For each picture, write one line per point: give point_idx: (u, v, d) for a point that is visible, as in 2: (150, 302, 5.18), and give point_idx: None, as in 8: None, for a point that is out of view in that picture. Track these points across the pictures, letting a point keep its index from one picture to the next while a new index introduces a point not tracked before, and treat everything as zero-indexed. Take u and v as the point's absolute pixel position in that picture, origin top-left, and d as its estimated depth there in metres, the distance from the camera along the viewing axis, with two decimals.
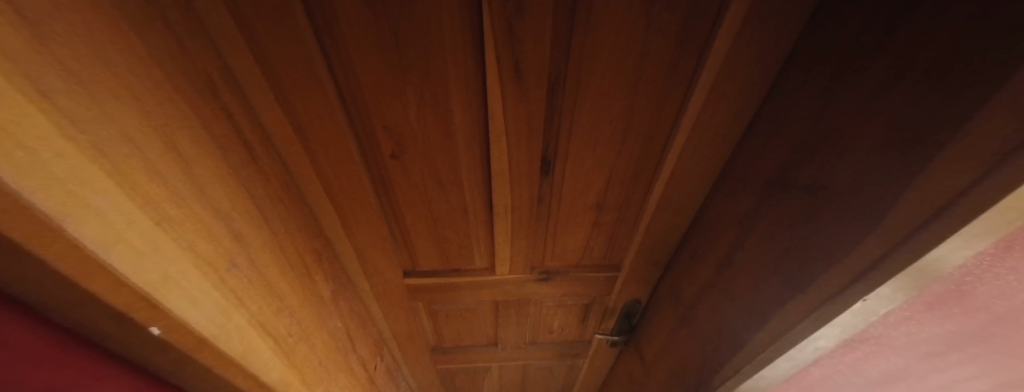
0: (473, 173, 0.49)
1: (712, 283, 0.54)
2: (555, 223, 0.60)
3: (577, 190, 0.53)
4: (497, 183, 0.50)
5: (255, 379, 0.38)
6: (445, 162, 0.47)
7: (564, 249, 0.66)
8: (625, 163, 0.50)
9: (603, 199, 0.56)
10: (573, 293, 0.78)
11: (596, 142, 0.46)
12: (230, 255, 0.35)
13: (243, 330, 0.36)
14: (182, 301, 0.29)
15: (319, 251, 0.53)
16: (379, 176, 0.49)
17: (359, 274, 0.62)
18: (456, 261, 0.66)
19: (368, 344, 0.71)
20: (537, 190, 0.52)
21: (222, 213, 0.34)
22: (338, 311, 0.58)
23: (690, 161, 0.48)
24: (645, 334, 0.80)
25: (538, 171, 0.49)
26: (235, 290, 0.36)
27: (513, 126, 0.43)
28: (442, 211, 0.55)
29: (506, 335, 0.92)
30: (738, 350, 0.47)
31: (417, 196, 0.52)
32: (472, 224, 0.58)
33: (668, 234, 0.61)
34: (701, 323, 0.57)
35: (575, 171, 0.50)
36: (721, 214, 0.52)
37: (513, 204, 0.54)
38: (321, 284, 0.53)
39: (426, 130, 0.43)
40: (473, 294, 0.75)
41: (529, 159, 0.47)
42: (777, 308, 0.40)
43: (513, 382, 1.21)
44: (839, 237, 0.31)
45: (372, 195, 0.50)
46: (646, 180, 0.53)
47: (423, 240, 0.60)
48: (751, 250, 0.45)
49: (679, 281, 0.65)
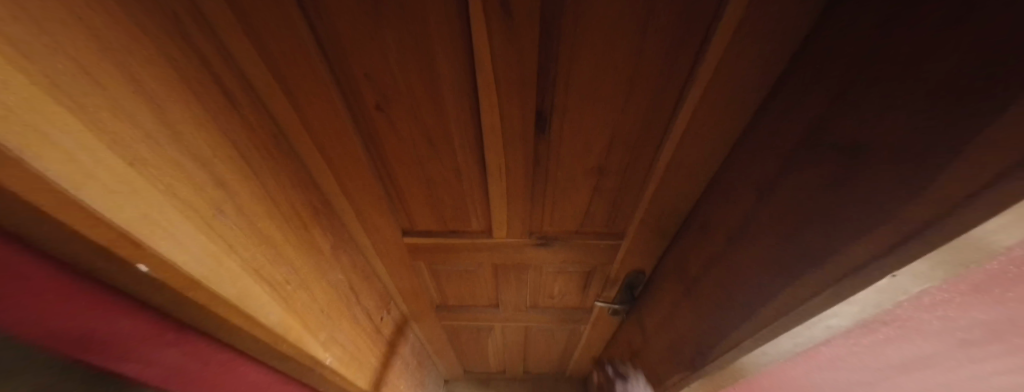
0: (462, 131, 0.47)
1: (720, 257, 0.51)
2: (553, 186, 0.57)
3: (575, 150, 0.49)
4: (489, 142, 0.47)
5: (252, 319, 0.40)
6: (433, 118, 0.45)
7: (564, 215, 0.63)
8: (630, 122, 0.45)
9: (605, 163, 0.52)
10: (574, 260, 0.77)
11: (597, 95, 0.41)
12: (216, 203, 0.36)
13: (235, 274, 0.38)
14: (167, 242, 0.30)
15: (316, 206, 0.54)
16: (366, 132, 0.47)
17: (359, 230, 0.63)
18: (453, 223, 0.66)
19: (373, 298, 0.75)
20: (532, 149, 0.49)
21: (203, 159, 0.34)
22: (340, 265, 0.60)
23: (706, 119, 0.43)
24: (647, 305, 0.78)
25: (532, 130, 0.46)
26: (224, 236, 0.37)
27: (502, 75, 0.39)
28: (435, 171, 0.53)
29: (507, 297, 0.94)
30: (740, 326, 0.44)
31: (407, 154, 0.50)
32: (466, 185, 0.56)
33: (676, 203, 0.57)
34: (705, 297, 0.54)
35: (573, 130, 0.46)
36: (737, 179, 0.47)
37: (506, 164, 0.51)
38: (320, 238, 0.54)
39: (408, 82, 0.40)
40: (472, 256, 0.75)
41: (521, 115, 0.44)
42: (786, 285, 0.36)
43: (516, 342, 1.26)
44: (869, 204, 0.26)
45: (362, 153, 0.49)
46: (654, 141, 0.48)
47: (421, 200, 0.59)
48: (767, 221, 0.40)
49: (685, 252, 0.61)
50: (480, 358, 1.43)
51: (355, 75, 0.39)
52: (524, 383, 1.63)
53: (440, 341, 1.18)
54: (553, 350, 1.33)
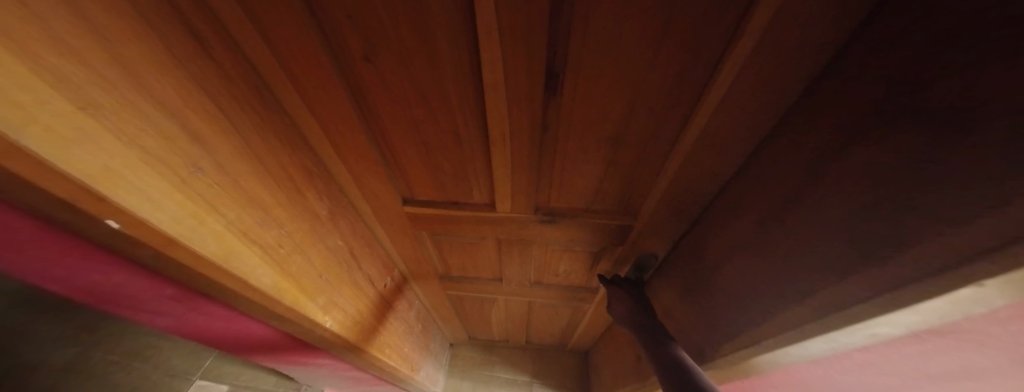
0: (462, 89, 0.41)
1: (745, 245, 0.45)
2: (562, 158, 0.51)
3: (588, 116, 0.44)
4: (490, 103, 0.42)
5: (242, 281, 0.39)
6: (428, 72, 0.39)
7: (572, 190, 0.59)
8: (657, 84, 0.38)
9: (623, 133, 0.46)
10: (581, 239, 0.72)
11: (618, 48, 0.35)
12: (192, 158, 0.33)
13: (221, 235, 0.36)
14: (137, 199, 0.28)
15: (309, 168, 0.51)
16: (354, 88, 0.42)
17: (358, 195, 0.61)
18: (454, 193, 0.62)
19: (374, 264, 0.75)
20: (540, 114, 0.43)
21: (173, 110, 0.31)
22: (338, 231, 0.59)
23: (753, 79, 0.35)
24: (656, 289, 0.74)
25: (541, 91, 0.40)
26: (205, 195, 0.34)
27: (506, 21, 0.32)
28: (432, 135, 0.49)
29: (510, 272, 0.92)
30: (760, 322, 0.40)
31: (401, 115, 0.46)
32: (467, 152, 0.52)
33: (700, 182, 0.51)
34: (721, 287, 0.50)
35: (588, 91, 0.40)
36: (778, 159, 0.40)
37: (510, 130, 0.46)
38: (315, 202, 0.53)
39: (396, 27, 0.34)
40: (475, 229, 0.73)
41: (529, 72, 0.38)
42: (823, 280, 0.31)
43: (519, 314, 1.27)
44: (960, 194, 0.20)
45: (353, 111, 0.45)
46: (683, 110, 0.41)
47: (418, 168, 0.56)
48: (808, 208, 0.34)
49: (704, 237, 0.56)
50: (484, 326, 1.46)
51: (336, 17, 0.34)
52: (526, 351, 1.68)
53: (444, 308, 1.21)
54: (556, 325, 1.33)
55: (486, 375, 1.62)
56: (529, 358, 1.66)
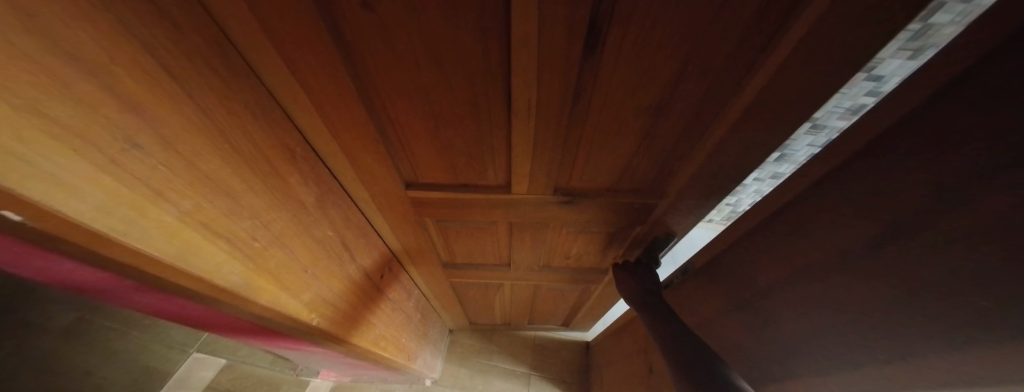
0: (482, 43, 0.32)
1: (820, 264, 0.38)
2: (596, 135, 0.44)
3: (638, 83, 0.36)
4: (516, 65, 0.33)
5: (205, 282, 0.33)
6: (438, 18, 0.30)
7: (599, 170, 0.52)
8: (739, 30, 0.30)
9: (677, 102, 0.38)
10: (599, 221, 0.66)
11: None
12: (124, 131, 0.26)
13: (171, 226, 0.30)
14: (47, 187, 0.21)
15: (291, 148, 0.44)
16: (342, 41, 0.33)
17: (354, 178, 0.54)
18: (465, 174, 0.56)
19: (369, 255, 0.69)
20: (576, 80, 0.35)
21: (99, 72, 0.24)
22: (328, 221, 0.53)
23: (857, 10, 0.28)
24: (686, 289, 0.68)
25: (585, 45, 0.31)
26: (151, 182, 0.28)
27: None
28: (443, 104, 0.41)
29: (520, 257, 0.86)
30: (848, 349, 0.34)
31: (404, 78, 0.37)
32: (484, 125, 0.44)
33: (743, 155, 0.44)
34: (779, 302, 0.43)
35: (646, 45, 0.31)
36: (873, 176, 0.33)
37: (536, 100, 0.38)
38: (300, 188, 0.46)
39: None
40: (484, 213, 0.66)
41: (570, 18, 0.29)
42: (976, 350, 0.23)
43: (523, 300, 1.23)
44: None
45: (342, 73, 0.36)
46: (753, 63, 0.33)
47: (427, 144, 0.48)
48: (942, 238, 0.26)
49: (755, 252, 0.49)
50: (485, 312, 1.43)
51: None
52: (525, 341, 1.66)
53: (446, 296, 1.17)
54: (561, 308, 1.29)
55: (484, 363, 1.60)
56: (530, 349, 1.64)
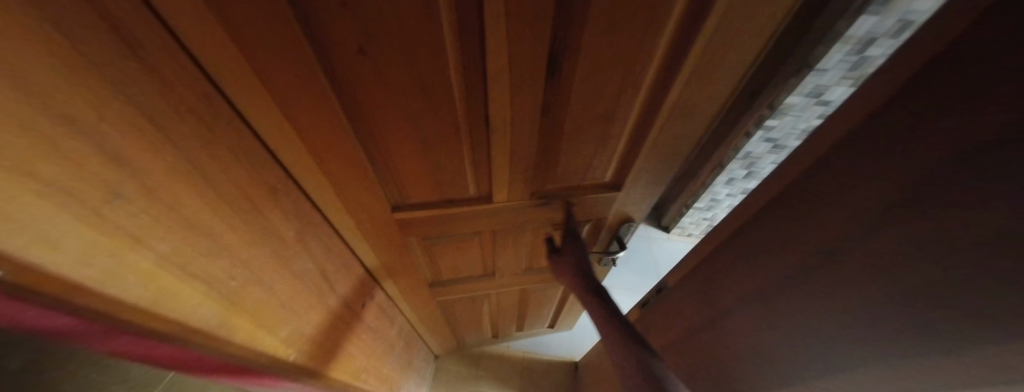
0: (465, 77, 0.44)
1: (770, 278, 0.43)
2: (559, 140, 0.59)
3: (585, 101, 0.51)
4: (495, 94, 0.46)
5: (173, 322, 0.34)
6: (435, 63, 0.41)
7: (568, 169, 0.67)
8: (638, 60, 0.46)
9: (611, 107, 0.54)
10: (570, 218, 0.82)
11: (612, 37, 0.42)
12: (111, 183, 0.27)
13: (146, 272, 0.31)
14: (28, 241, 0.22)
15: (278, 187, 0.46)
16: (349, 87, 0.41)
17: (345, 214, 0.57)
18: (449, 190, 0.66)
19: (351, 286, 0.69)
20: (541, 100, 0.49)
21: (95, 136, 0.26)
22: (310, 255, 0.54)
23: (715, 55, 0.46)
24: (654, 308, 0.73)
25: (543, 72, 0.45)
26: (132, 230, 0.29)
27: (516, 14, 0.36)
28: (432, 126, 0.51)
29: (504, 262, 0.95)
30: (785, 349, 0.40)
31: (400, 111, 0.47)
32: (468, 140, 0.55)
33: (669, 148, 0.63)
34: (734, 313, 0.49)
35: (583, 71, 0.46)
36: (812, 202, 0.38)
37: (512, 120, 0.51)
38: (283, 226, 0.48)
39: (403, 20, 0.35)
40: (470, 225, 0.77)
41: (533, 59, 0.42)
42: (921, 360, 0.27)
43: (510, 309, 1.29)
44: None
45: (350, 110, 0.44)
46: (657, 80, 0.51)
47: (417, 164, 0.57)
48: (861, 265, 0.31)
49: (717, 269, 0.54)
50: (474, 328, 1.44)
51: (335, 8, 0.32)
52: (513, 365, 1.64)
53: (431, 318, 1.17)
54: (546, 310, 1.39)
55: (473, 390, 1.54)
56: (516, 373, 1.62)
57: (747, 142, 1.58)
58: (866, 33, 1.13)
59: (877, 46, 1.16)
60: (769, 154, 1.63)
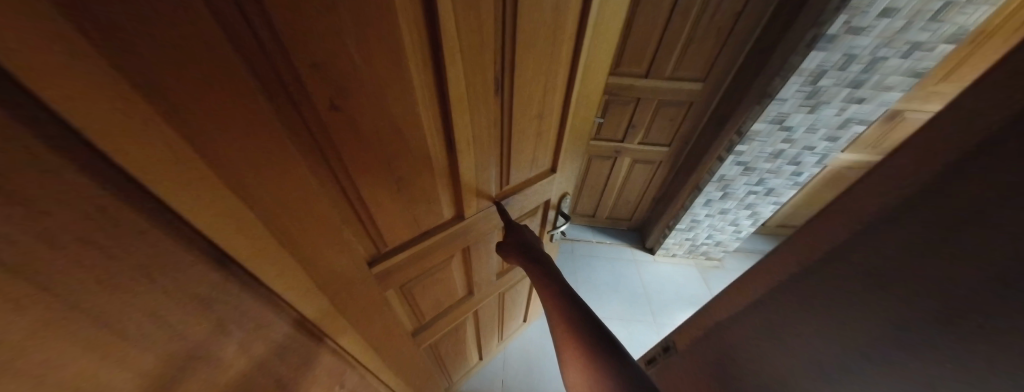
0: (430, 109, 0.52)
1: (762, 297, 0.45)
2: (509, 144, 0.71)
3: (522, 108, 0.66)
4: (456, 120, 0.55)
5: None
6: (404, 102, 0.47)
7: (518, 167, 0.79)
8: (554, 67, 0.64)
9: (541, 108, 0.70)
10: (526, 210, 0.94)
11: (531, 58, 0.58)
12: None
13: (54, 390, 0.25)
14: None
15: (226, 299, 0.38)
16: (314, 146, 0.42)
17: (313, 291, 0.50)
18: (424, 218, 0.70)
19: (320, 378, 0.60)
20: (494, 113, 0.61)
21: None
22: (264, 359, 0.46)
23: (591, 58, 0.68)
24: (660, 370, 0.67)
25: (490, 93, 0.58)
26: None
27: (466, 54, 0.48)
28: (403, 162, 0.55)
29: (479, 274, 1.04)
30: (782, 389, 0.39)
31: (370, 155, 0.49)
32: (440, 162, 0.62)
33: (580, 128, 0.84)
34: (741, 346, 0.47)
35: (518, 86, 0.61)
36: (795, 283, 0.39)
37: (472, 137, 0.61)
38: (229, 337, 0.40)
39: (370, 69, 0.40)
40: (444, 252, 0.82)
41: (481, 84, 0.54)
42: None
43: (491, 318, 1.38)
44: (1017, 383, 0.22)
45: (318, 170, 0.44)
46: (565, 81, 0.69)
47: (390, 202, 0.59)
48: (833, 288, 0.34)
49: (717, 336, 0.53)
50: (463, 357, 1.43)
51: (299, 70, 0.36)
52: None
53: (421, 375, 1.10)
54: (520, 303, 1.53)
55: None
56: None
57: (720, 166, 1.61)
58: (818, 66, 1.22)
59: (828, 77, 1.26)
60: (741, 176, 1.66)
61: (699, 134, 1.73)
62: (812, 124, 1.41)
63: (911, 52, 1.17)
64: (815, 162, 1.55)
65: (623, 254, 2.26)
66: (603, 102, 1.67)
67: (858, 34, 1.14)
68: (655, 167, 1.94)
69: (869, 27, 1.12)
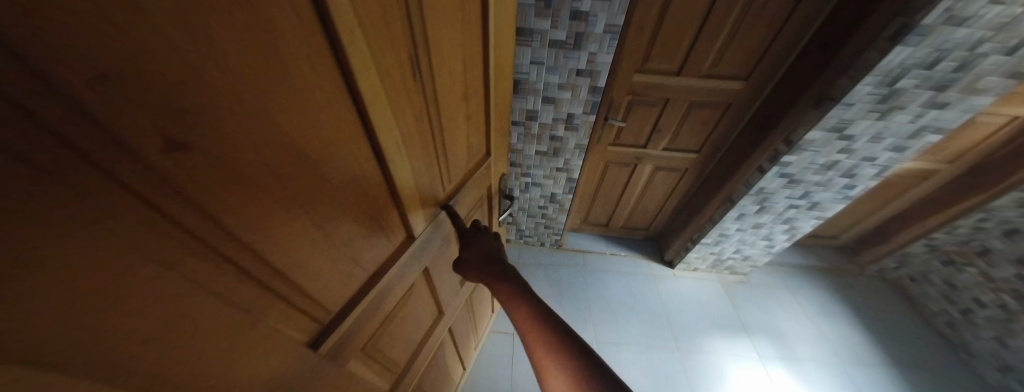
0: (342, 114, 0.35)
1: None
2: (447, 138, 0.60)
3: (448, 87, 0.55)
4: (377, 119, 0.40)
5: None
6: (297, 109, 0.30)
7: (456, 161, 0.68)
8: (467, 31, 0.54)
9: (466, 88, 0.60)
10: (475, 202, 0.83)
11: (442, 26, 0.47)
12: None
13: None
14: None
15: None
16: (155, 234, 0.22)
17: None
18: (376, 259, 0.51)
19: None
20: (421, 100, 0.48)
21: None
22: None
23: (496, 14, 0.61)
24: None
25: (410, 79, 0.44)
26: None
27: (369, 27, 0.34)
28: (326, 198, 0.37)
29: (445, 290, 0.88)
30: None
31: (269, 206, 0.30)
32: (375, 185, 0.45)
33: (501, 99, 0.78)
34: None
35: (437, 64, 0.49)
36: None
37: (401, 137, 0.46)
38: None
39: (226, 63, 0.23)
40: (403, 284, 0.62)
41: (396, 67, 0.41)
42: None
43: (465, 329, 1.23)
44: None
45: (174, 271, 0.24)
46: (480, 49, 0.61)
47: (325, 258, 0.40)
48: None
49: None
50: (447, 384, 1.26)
51: (85, 103, 0.16)
52: None
53: None
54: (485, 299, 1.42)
55: None
56: None
57: (762, 178, 1.40)
58: (898, 64, 1.00)
59: (910, 77, 1.03)
60: (784, 189, 1.45)
61: (736, 137, 1.51)
62: (879, 132, 1.20)
63: (1020, 48, 0.94)
64: (873, 175, 1.34)
65: (640, 268, 2.06)
66: (626, 103, 1.43)
67: (959, 25, 0.91)
68: (679, 174, 1.73)
69: (973, 17, 0.89)
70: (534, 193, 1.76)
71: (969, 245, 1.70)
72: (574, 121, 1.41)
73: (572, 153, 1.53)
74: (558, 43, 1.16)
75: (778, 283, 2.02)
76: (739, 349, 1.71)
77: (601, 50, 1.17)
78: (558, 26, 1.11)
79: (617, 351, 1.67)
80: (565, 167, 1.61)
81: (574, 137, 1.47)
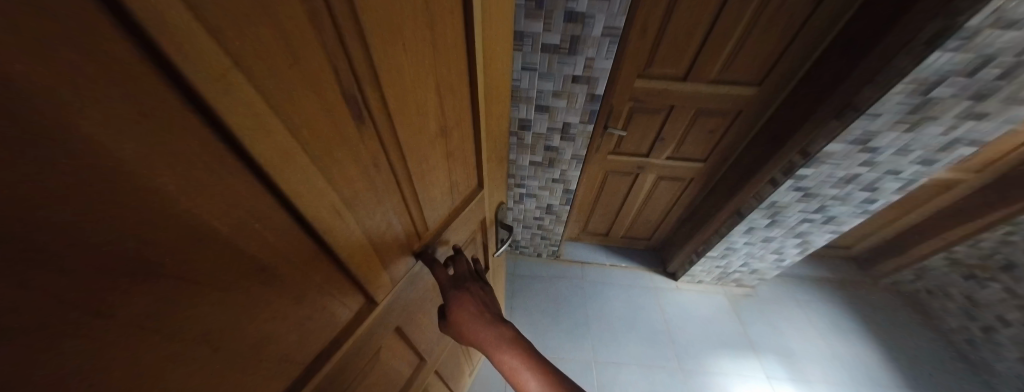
0: (231, 196, 0.24)
1: None
2: (417, 178, 0.50)
3: (415, 123, 0.44)
4: (293, 187, 0.29)
5: None
6: (132, 218, 0.18)
7: (434, 200, 0.57)
8: (441, 55, 0.43)
9: (443, 121, 0.50)
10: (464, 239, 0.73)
11: (402, 53, 0.36)
12: None
13: None
14: None
15: None
16: None
17: None
18: (315, 343, 0.40)
19: None
20: (372, 147, 0.38)
21: None
22: None
23: (483, 28, 0.50)
24: None
25: (352, 127, 0.33)
26: None
27: (266, 74, 0.23)
28: (216, 307, 0.26)
29: (427, 335, 0.78)
30: None
31: (80, 368, 0.19)
32: (305, 261, 0.34)
33: (495, 123, 0.67)
34: None
35: (395, 101, 0.38)
36: None
37: (342, 199, 0.35)
38: None
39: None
40: (364, 351, 0.52)
41: (326, 116, 0.30)
42: None
43: (457, 360, 1.14)
44: None
45: None
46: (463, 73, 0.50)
47: (218, 377, 0.29)
48: None
49: None
50: None
51: None
52: None
53: None
54: None
55: None
56: None
57: (774, 192, 1.29)
58: (935, 72, 0.88)
59: (946, 85, 0.92)
60: (798, 202, 1.34)
61: (748, 147, 1.40)
62: (906, 144, 1.08)
63: None
64: (896, 189, 1.23)
65: (640, 280, 1.96)
66: (627, 110, 1.32)
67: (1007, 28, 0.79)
68: (684, 183, 1.62)
69: None
70: (530, 204, 1.66)
71: (992, 258, 1.59)
72: (571, 131, 1.30)
73: (569, 164, 1.43)
74: (552, 47, 1.05)
75: (789, 297, 1.92)
76: (746, 369, 1.61)
77: (600, 55, 1.06)
78: (552, 28, 1.00)
79: (617, 372, 1.57)
80: (562, 178, 1.50)
81: (571, 147, 1.36)
